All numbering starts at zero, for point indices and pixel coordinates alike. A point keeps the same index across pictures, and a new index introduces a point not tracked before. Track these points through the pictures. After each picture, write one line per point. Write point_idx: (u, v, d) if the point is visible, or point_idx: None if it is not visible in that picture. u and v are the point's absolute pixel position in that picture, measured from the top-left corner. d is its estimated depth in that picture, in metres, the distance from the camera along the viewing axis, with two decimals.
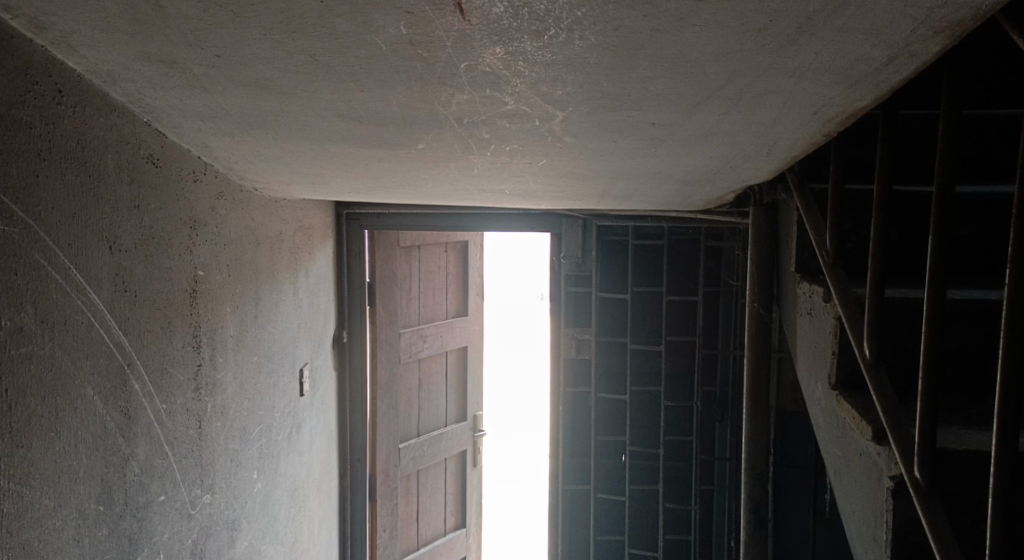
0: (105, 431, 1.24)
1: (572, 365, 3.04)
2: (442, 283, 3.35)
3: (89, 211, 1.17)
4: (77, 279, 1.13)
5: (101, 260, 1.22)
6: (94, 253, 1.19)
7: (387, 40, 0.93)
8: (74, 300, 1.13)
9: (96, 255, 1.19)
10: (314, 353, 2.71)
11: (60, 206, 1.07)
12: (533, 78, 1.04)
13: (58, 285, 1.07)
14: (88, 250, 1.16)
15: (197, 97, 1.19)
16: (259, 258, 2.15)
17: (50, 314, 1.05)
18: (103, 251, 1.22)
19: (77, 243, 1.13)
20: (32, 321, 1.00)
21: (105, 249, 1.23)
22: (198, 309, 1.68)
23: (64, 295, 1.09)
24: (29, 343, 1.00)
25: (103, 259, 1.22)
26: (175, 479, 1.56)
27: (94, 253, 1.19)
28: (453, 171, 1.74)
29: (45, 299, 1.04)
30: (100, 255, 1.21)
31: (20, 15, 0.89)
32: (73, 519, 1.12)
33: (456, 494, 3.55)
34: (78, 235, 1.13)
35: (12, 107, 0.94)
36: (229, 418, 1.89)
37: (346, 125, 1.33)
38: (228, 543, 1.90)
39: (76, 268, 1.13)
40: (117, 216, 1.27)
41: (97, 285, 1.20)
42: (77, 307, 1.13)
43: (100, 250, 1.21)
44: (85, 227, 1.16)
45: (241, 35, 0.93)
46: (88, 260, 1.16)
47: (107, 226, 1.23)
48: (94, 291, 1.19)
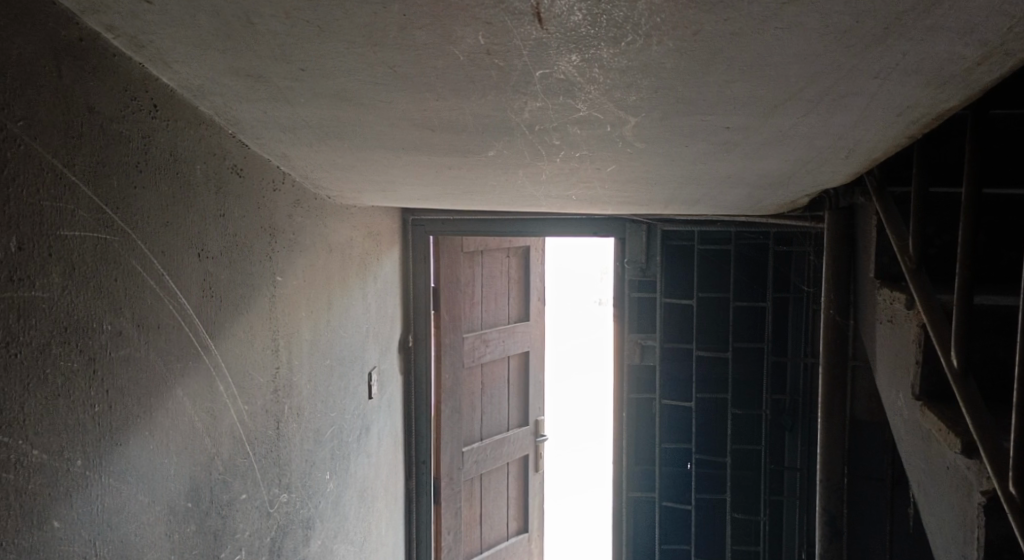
0: (193, 430, 1.29)
1: (635, 371, 3.01)
2: (505, 288, 3.38)
3: (180, 220, 1.22)
4: (168, 285, 1.18)
5: (189, 268, 1.27)
6: (183, 262, 1.24)
7: (465, 50, 0.94)
8: (165, 307, 1.17)
9: (185, 264, 1.24)
10: (382, 357, 2.76)
11: (154, 218, 1.12)
12: (607, 85, 1.04)
13: (151, 292, 1.12)
14: (178, 257, 1.22)
15: (280, 109, 1.23)
16: (331, 264, 2.20)
17: (143, 320, 1.10)
18: (191, 258, 1.27)
19: (169, 252, 1.18)
20: (128, 326, 1.05)
21: (193, 256, 1.28)
22: (276, 313, 1.73)
23: (156, 302, 1.14)
24: (125, 348, 1.04)
25: (190, 266, 1.27)
26: (256, 478, 1.61)
27: (184, 261, 1.24)
28: (521, 176, 1.75)
29: (138, 306, 1.08)
30: (189, 262, 1.26)
31: (122, 35, 0.93)
32: (165, 515, 1.17)
33: (518, 499, 3.56)
34: (169, 244, 1.18)
35: (114, 122, 0.99)
36: (304, 420, 1.94)
37: (420, 133, 1.35)
38: (303, 542, 1.95)
39: (166, 277, 1.17)
40: (204, 226, 1.33)
41: (186, 290, 1.25)
42: (169, 314, 1.18)
43: (187, 259, 1.26)
44: (176, 237, 1.20)
45: (324, 48, 0.96)
46: (178, 268, 1.21)
47: (195, 235, 1.29)
48: (182, 297, 1.24)
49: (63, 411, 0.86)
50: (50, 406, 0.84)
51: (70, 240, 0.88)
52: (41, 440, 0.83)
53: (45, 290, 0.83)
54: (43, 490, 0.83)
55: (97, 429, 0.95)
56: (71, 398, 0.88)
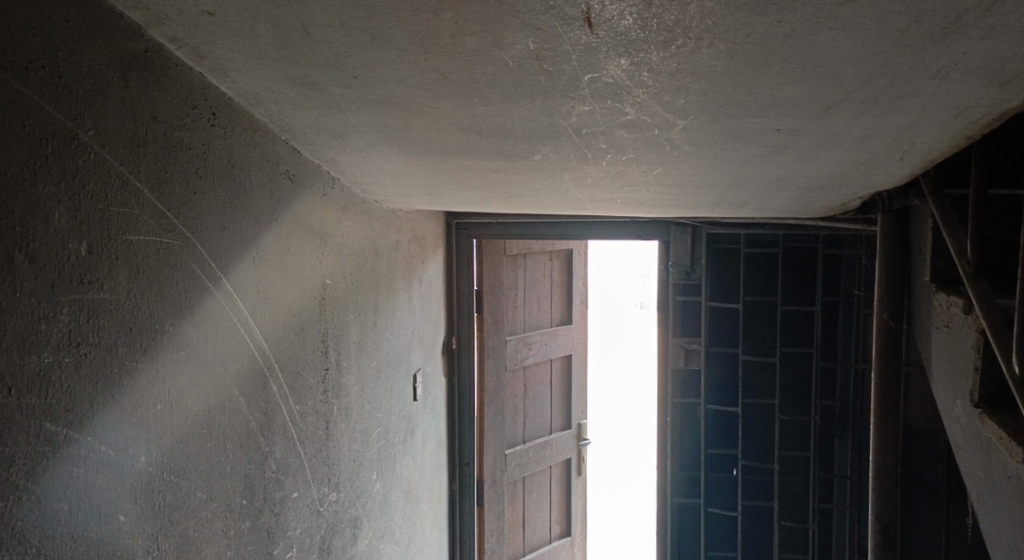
0: (248, 430, 1.32)
1: (680, 375, 2.99)
2: (548, 292, 3.38)
3: (237, 222, 1.25)
4: (227, 289, 1.22)
5: (246, 270, 1.30)
6: (240, 263, 1.27)
7: (514, 55, 0.95)
8: (224, 310, 1.21)
9: (241, 264, 1.28)
10: (426, 359, 2.79)
11: (212, 221, 1.15)
12: (655, 88, 1.04)
13: (211, 295, 1.16)
14: (235, 259, 1.25)
15: (332, 115, 1.26)
16: (378, 267, 2.23)
17: (203, 322, 1.13)
18: (247, 261, 1.30)
19: (226, 256, 1.21)
20: (189, 328, 1.08)
21: (249, 259, 1.31)
22: (326, 315, 1.77)
23: (215, 305, 1.17)
24: (187, 349, 1.07)
25: (246, 268, 1.30)
26: (307, 477, 1.64)
27: (240, 262, 1.27)
28: (566, 180, 1.76)
29: (199, 307, 1.12)
30: (244, 264, 1.29)
31: (184, 46, 0.96)
32: (222, 512, 1.20)
33: (561, 502, 3.56)
34: (227, 247, 1.21)
35: (176, 130, 1.02)
36: (352, 420, 1.97)
37: (468, 138, 1.37)
38: (351, 541, 1.98)
39: (225, 280, 1.21)
40: (258, 229, 1.36)
41: (242, 292, 1.28)
42: (226, 316, 1.22)
43: (244, 261, 1.29)
44: (232, 241, 1.24)
45: (378, 56, 0.97)
46: (234, 271, 1.25)
47: (251, 239, 1.32)
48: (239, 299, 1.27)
49: (131, 407, 0.90)
50: (121, 404, 0.88)
51: (135, 244, 0.91)
52: (113, 438, 0.86)
53: (113, 293, 0.86)
54: (112, 486, 0.86)
55: (161, 427, 0.98)
56: (137, 397, 0.91)
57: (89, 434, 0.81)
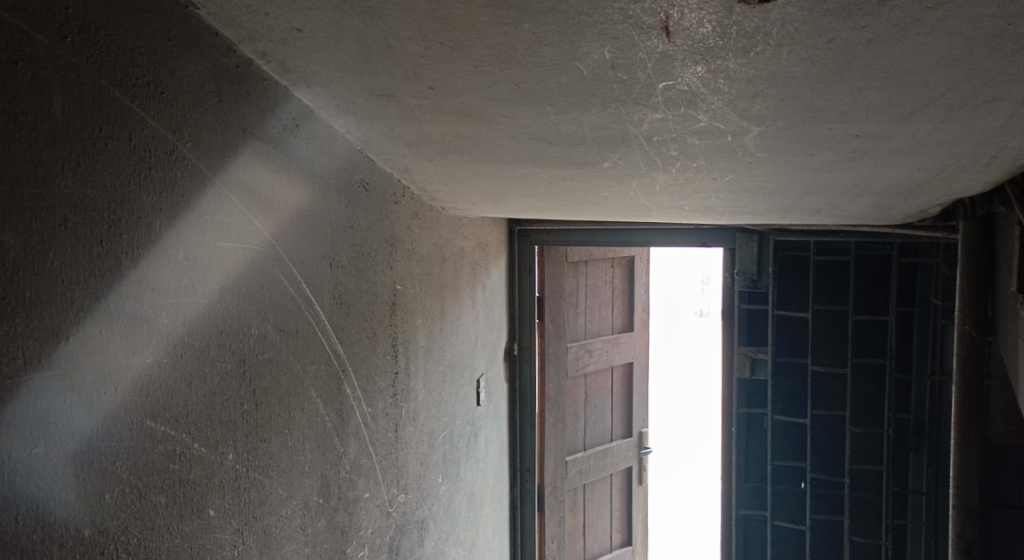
0: (324, 430, 1.36)
1: (745, 385, 2.95)
2: (609, 299, 3.37)
3: (264, 151, 1.07)
4: (244, 219, 1.01)
5: (271, 207, 1.10)
6: (263, 199, 1.07)
7: (589, 65, 0.93)
8: (241, 246, 1.00)
9: (265, 200, 1.08)
10: (489, 364, 2.81)
11: (240, 154, 0.99)
12: (732, 95, 1.02)
13: (225, 224, 0.95)
14: (256, 193, 1.05)
15: (407, 125, 1.29)
16: (444, 273, 2.26)
17: (215, 259, 0.92)
18: (274, 199, 1.11)
19: (247, 185, 1.02)
20: (198, 262, 0.88)
21: (274, 193, 1.11)
22: (396, 320, 1.81)
23: (230, 238, 0.97)
24: (193, 289, 0.87)
25: (271, 204, 1.10)
26: (377, 478, 1.68)
27: (266, 199, 1.08)
28: (634, 187, 1.75)
29: (209, 239, 0.91)
30: (272, 204, 1.11)
31: (272, 61, 1.00)
32: (300, 510, 1.24)
33: (622, 510, 3.54)
34: (248, 173, 1.02)
35: (262, 142, 1.06)
36: (420, 423, 2.01)
37: (539, 146, 1.38)
38: (419, 542, 2.01)
39: (243, 210, 1.00)
40: (291, 162, 1.17)
41: (263, 230, 1.08)
42: (242, 254, 1.01)
43: (266, 194, 1.08)
44: (256, 169, 1.04)
45: (455, 68, 0.98)
46: (258, 204, 1.06)
47: (280, 175, 1.13)
48: (258, 235, 1.06)
49: (108, 357, 0.71)
50: (185, 389, 0.84)
51: (223, 249, 0.95)
52: (160, 415, 0.79)
53: (205, 297, 0.90)
54: (95, 456, 0.69)
55: (155, 385, 0.78)
56: (115, 343, 0.72)
57: (41, 397, 0.63)
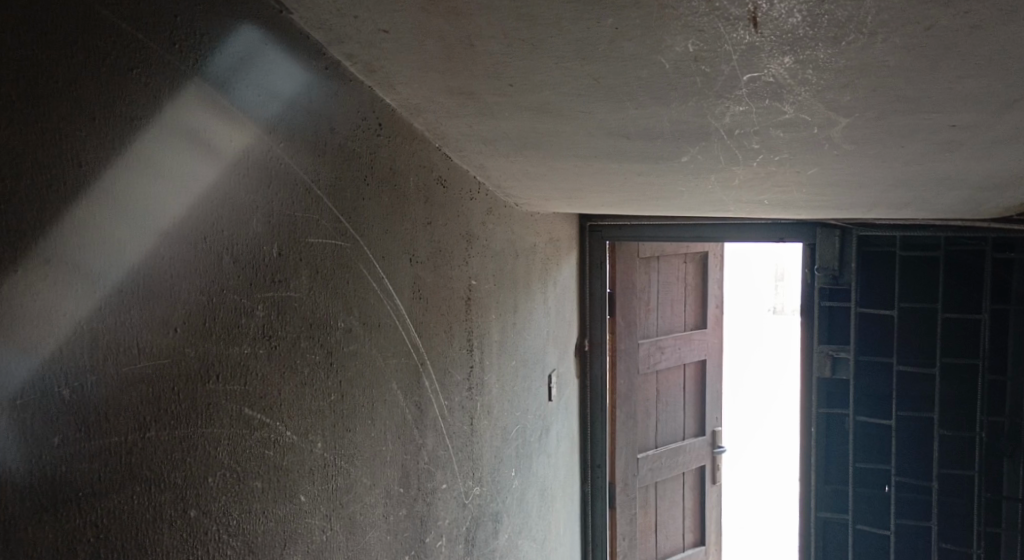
0: (405, 421, 1.39)
1: (826, 386, 2.86)
2: (681, 296, 3.33)
3: (254, 92, 0.83)
4: (171, 167, 0.69)
5: (228, 149, 0.78)
6: (209, 136, 0.75)
7: (672, 58, 0.92)
8: (222, 217, 0.76)
9: (213, 139, 0.75)
10: (561, 360, 2.82)
11: (300, 136, 0.93)
12: (820, 86, 0.99)
13: (139, 183, 0.65)
14: (191, 128, 0.72)
15: (485, 123, 1.31)
16: (517, 269, 2.28)
17: (119, 236, 0.63)
18: (235, 140, 0.79)
19: (251, 147, 0.82)
20: (109, 243, 0.62)
21: (231, 130, 0.78)
22: (471, 315, 1.84)
23: (226, 214, 0.77)
24: (137, 280, 0.65)
25: (226, 146, 0.77)
26: (454, 470, 1.71)
27: (217, 139, 0.76)
28: (712, 182, 1.73)
29: (97, 206, 0.61)
30: (231, 145, 0.78)
31: (358, 62, 1.03)
32: (383, 499, 1.27)
33: (694, 510, 3.50)
34: (183, 105, 0.71)
35: (348, 141, 1.09)
36: (493, 417, 2.03)
37: (615, 142, 1.37)
38: (493, 534, 2.04)
39: (264, 182, 0.85)
40: (263, 84, 0.84)
41: (216, 181, 0.76)
42: (172, 218, 0.69)
43: (214, 130, 0.76)
44: (263, 126, 0.85)
45: (535, 65, 0.98)
46: (245, 159, 0.81)
47: (245, 107, 0.81)
48: (203, 188, 0.73)
49: (78, 370, 0.59)
50: (278, 381, 0.88)
51: (313, 247, 0.98)
52: (255, 404, 0.83)
53: (297, 291, 0.94)
54: (179, 440, 0.70)
55: (146, 400, 0.66)
56: (97, 352, 0.61)
57: (92, 399, 0.60)
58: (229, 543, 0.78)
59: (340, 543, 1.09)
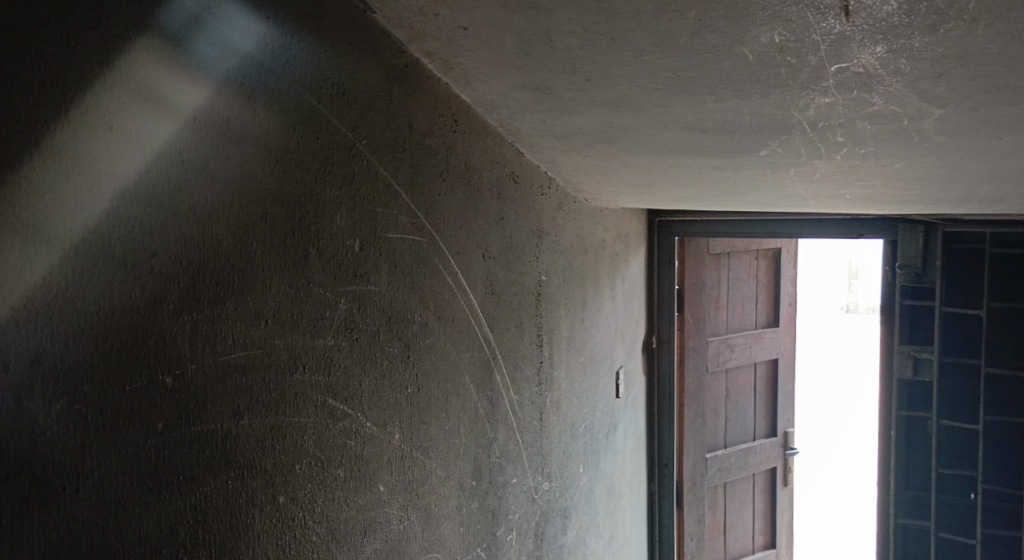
0: (477, 415, 1.40)
1: (907, 387, 2.75)
2: (752, 293, 3.26)
3: (341, 88, 0.84)
4: (199, 150, 0.63)
5: (188, 106, 0.62)
6: (156, 89, 0.59)
7: (756, 49, 0.90)
8: (308, 211, 0.78)
9: (164, 93, 0.60)
10: (628, 356, 2.79)
11: (382, 133, 0.95)
12: (913, 76, 0.95)
13: (232, 178, 0.67)
14: (132, 82, 0.57)
15: (559, 118, 1.30)
16: (586, 264, 2.27)
17: (216, 228, 0.65)
18: (196, 95, 0.63)
19: (337, 143, 0.84)
20: (208, 236, 0.64)
21: (191, 83, 0.62)
22: (541, 310, 1.84)
23: (312, 208, 0.79)
24: (230, 271, 0.67)
25: (185, 102, 0.61)
26: (524, 464, 1.72)
27: (170, 93, 0.60)
28: (790, 176, 1.68)
29: (198, 198, 0.63)
30: (191, 102, 0.62)
31: (437, 59, 1.04)
32: (456, 491, 1.29)
33: (764, 512, 3.43)
34: (229, 86, 0.67)
35: (427, 137, 1.11)
36: (562, 413, 2.03)
37: (692, 136, 1.35)
38: (561, 530, 2.04)
39: (348, 178, 0.86)
40: (251, 33, 0.70)
41: (228, 157, 0.66)
42: (175, 202, 0.60)
43: (184, 91, 0.62)
44: (348, 122, 0.86)
45: (614, 59, 0.97)
46: (332, 156, 0.83)
47: (281, 83, 0.74)
48: (150, 155, 0.58)
49: (181, 357, 0.61)
50: (359, 374, 0.90)
51: (393, 242, 1.00)
52: (338, 395, 0.85)
53: (377, 285, 0.96)
54: (268, 427, 0.72)
55: (239, 389, 0.68)
56: (198, 341, 0.63)
57: (192, 385, 0.62)
58: (313, 530, 0.80)
59: (416, 533, 1.10)
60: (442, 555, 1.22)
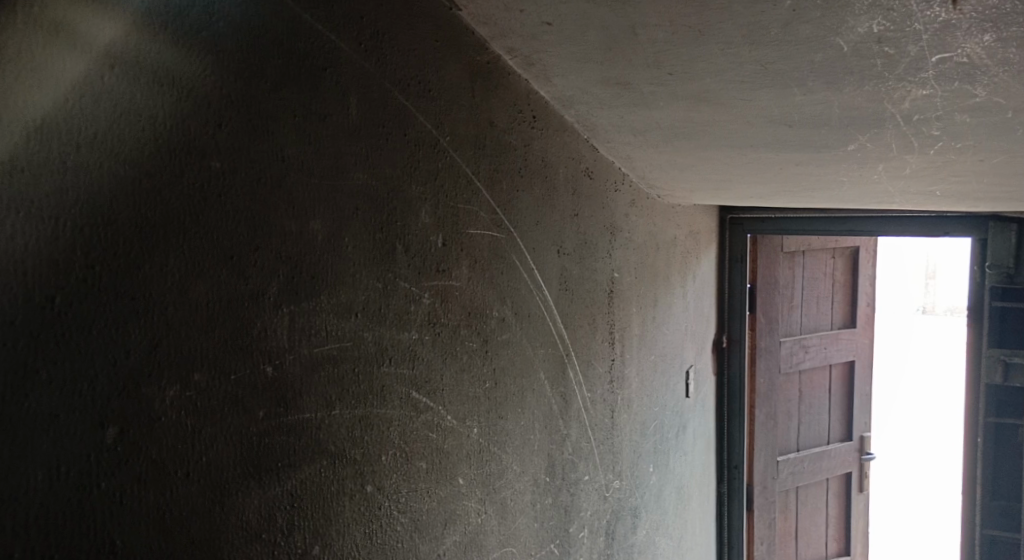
0: (551, 411, 1.40)
1: (995, 392, 2.63)
2: (828, 292, 3.16)
3: (428, 86, 0.86)
4: (299, 147, 0.65)
5: (221, 85, 0.57)
6: (236, 77, 0.58)
7: (852, 40, 0.87)
8: (395, 207, 0.79)
9: (244, 81, 0.59)
10: (698, 356, 2.75)
11: (464, 131, 0.96)
12: (1022, 65, 0.91)
13: (328, 174, 0.69)
14: (239, 78, 0.59)
15: (638, 113, 1.29)
16: (658, 261, 2.24)
17: (313, 222, 0.67)
18: (233, 73, 0.58)
19: (423, 137, 0.85)
20: (305, 230, 0.66)
21: (266, 71, 0.61)
22: (614, 308, 1.82)
23: (400, 204, 0.80)
24: (324, 267, 0.68)
25: (214, 80, 0.56)
26: (596, 462, 1.71)
27: (231, 76, 0.58)
28: (877, 172, 1.63)
29: (296, 194, 0.65)
30: (239, 83, 0.59)
31: (518, 55, 1.04)
32: (531, 486, 1.29)
33: (839, 519, 3.32)
34: (327, 85, 0.69)
35: (506, 133, 1.11)
36: (633, 411, 2.01)
37: (775, 130, 1.32)
38: (632, 529, 2.02)
39: (432, 175, 0.88)
40: (345, 30, 0.71)
41: (324, 154, 0.68)
42: (275, 198, 0.62)
43: (286, 88, 0.64)
44: (433, 118, 0.87)
45: (701, 52, 0.95)
46: (418, 151, 0.84)
47: (373, 81, 0.75)
48: (228, 144, 0.57)
49: (279, 347, 0.63)
50: (440, 368, 0.91)
51: (473, 237, 1.01)
52: (422, 388, 0.86)
53: (458, 280, 0.97)
54: (358, 418, 0.74)
55: (331, 380, 0.70)
56: (295, 333, 0.65)
57: (289, 375, 0.64)
58: (398, 520, 0.81)
59: (493, 527, 1.11)
60: (517, 549, 1.23)
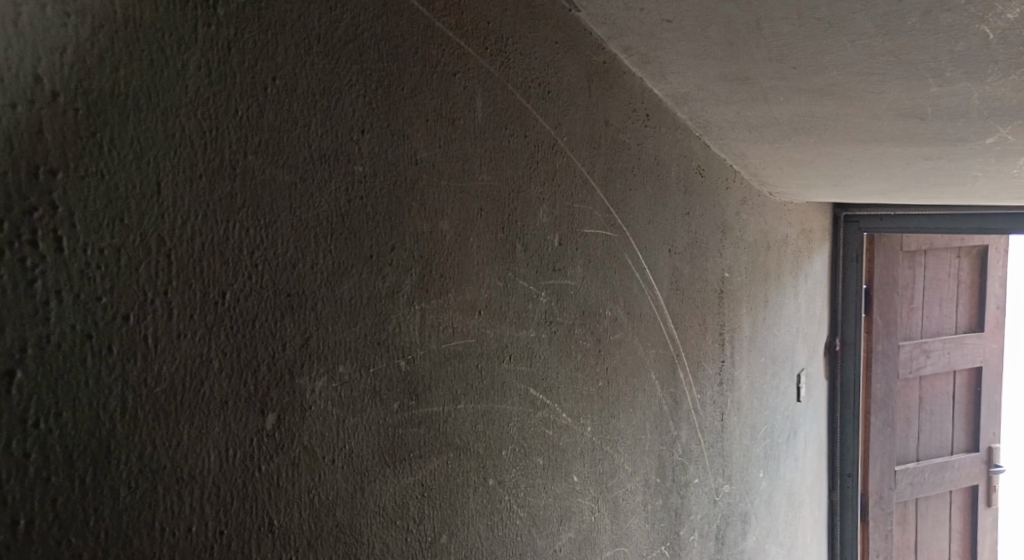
0: (661, 411, 1.39)
1: None
2: (952, 294, 2.98)
3: (546, 87, 0.87)
4: (432, 151, 0.67)
5: (365, 92, 0.60)
6: (379, 84, 0.61)
7: (999, 27, 0.82)
8: (515, 206, 0.81)
9: (386, 87, 0.62)
10: (810, 359, 2.65)
11: (580, 130, 0.97)
12: None
13: (456, 175, 0.71)
14: (380, 86, 0.61)
15: (755, 109, 1.26)
16: (770, 261, 2.18)
17: (442, 223, 0.69)
18: (374, 80, 0.61)
19: (542, 138, 0.86)
20: (436, 230, 0.68)
21: (404, 77, 0.64)
22: (724, 307, 1.79)
23: (520, 203, 0.82)
24: (452, 266, 0.71)
25: (359, 87, 0.59)
26: (706, 465, 1.68)
27: (373, 83, 0.61)
28: (1016, 165, 1.53)
29: (428, 196, 0.67)
30: (380, 90, 0.61)
31: (634, 54, 1.04)
32: (642, 486, 1.28)
33: (964, 534, 3.13)
34: (456, 88, 0.71)
35: (620, 131, 1.11)
36: (743, 415, 1.96)
37: (903, 123, 1.26)
38: (742, 534, 1.97)
39: (550, 175, 0.89)
40: (472, 35, 0.73)
41: (453, 156, 0.70)
42: (410, 200, 0.65)
43: (421, 93, 0.66)
44: (552, 119, 0.88)
45: (829, 45, 0.92)
46: (537, 151, 0.85)
47: (498, 84, 0.77)
48: (371, 149, 0.60)
49: (412, 342, 0.66)
50: (555, 366, 0.92)
51: (588, 237, 1.01)
52: (539, 384, 0.87)
53: (573, 279, 0.97)
54: (481, 412, 0.76)
55: (457, 375, 0.72)
56: (426, 330, 0.67)
57: (421, 369, 0.67)
58: (516, 514, 0.83)
59: (605, 526, 1.12)
60: (628, 549, 1.22)
